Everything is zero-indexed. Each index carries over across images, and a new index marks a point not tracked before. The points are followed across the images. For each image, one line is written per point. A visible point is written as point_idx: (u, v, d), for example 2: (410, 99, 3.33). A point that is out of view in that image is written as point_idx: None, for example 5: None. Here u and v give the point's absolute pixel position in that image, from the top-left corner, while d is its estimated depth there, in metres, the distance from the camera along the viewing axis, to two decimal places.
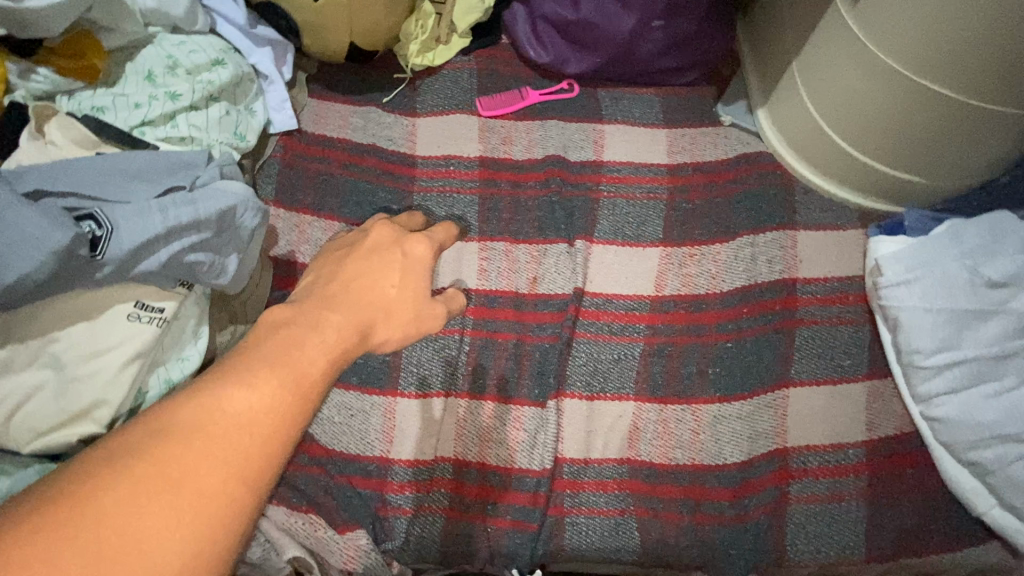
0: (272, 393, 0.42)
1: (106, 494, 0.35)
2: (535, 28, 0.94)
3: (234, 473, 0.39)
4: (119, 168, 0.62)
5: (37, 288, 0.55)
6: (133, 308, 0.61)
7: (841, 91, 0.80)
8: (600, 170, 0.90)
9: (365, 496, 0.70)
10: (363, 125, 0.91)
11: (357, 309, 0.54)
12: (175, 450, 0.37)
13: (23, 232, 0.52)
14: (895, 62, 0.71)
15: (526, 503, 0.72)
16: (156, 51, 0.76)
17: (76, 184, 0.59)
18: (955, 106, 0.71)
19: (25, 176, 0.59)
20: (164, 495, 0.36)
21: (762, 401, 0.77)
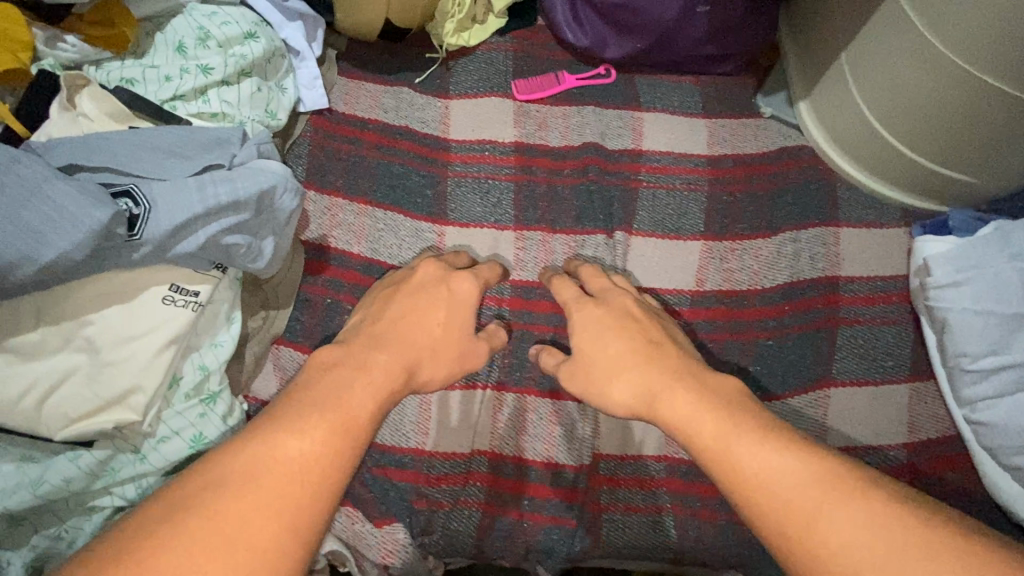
0: (319, 440, 0.49)
1: (169, 553, 0.41)
2: (574, 11, 0.91)
3: (282, 521, 0.44)
4: (154, 143, 0.59)
5: (72, 268, 0.52)
6: (168, 290, 0.58)
7: (891, 84, 0.78)
8: (638, 159, 0.88)
9: (401, 488, 0.69)
10: (395, 105, 0.88)
11: (407, 348, 0.62)
12: (227, 502, 0.44)
13: (58, 207, 0.49)
14: (952, 52, 0.69)
15: (564, 499, 0.71)
16: (187, 21, 0.72)
17: (110, 159, 0.57)
18: (1015, 102, 0.68)
19: (59, 148, 0.56)
20: (219, 539, 0.42)
21: (803, 401, 0.76)
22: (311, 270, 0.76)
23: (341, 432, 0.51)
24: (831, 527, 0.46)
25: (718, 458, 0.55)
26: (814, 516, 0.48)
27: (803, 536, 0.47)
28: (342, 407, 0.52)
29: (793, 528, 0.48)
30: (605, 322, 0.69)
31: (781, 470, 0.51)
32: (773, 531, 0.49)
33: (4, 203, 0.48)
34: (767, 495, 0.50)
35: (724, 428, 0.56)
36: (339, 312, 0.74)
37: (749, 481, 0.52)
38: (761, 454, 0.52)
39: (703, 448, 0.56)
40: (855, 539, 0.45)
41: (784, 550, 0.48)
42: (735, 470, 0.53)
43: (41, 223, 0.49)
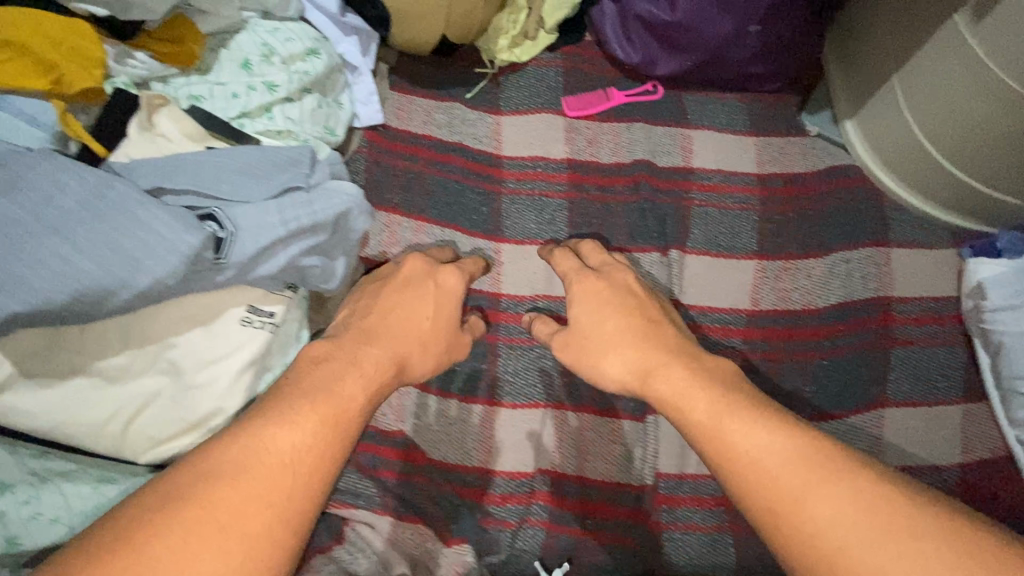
0: (312, 431, 0.49)
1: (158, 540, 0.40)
2: (625, 27, 0.91)
3: (275, 508, 0.45)
4: (232, 164, 0.59)
5: (160, 295, 0.52)
6: (245, 312, 0.58)
7: (942, 102, 0.79)
8: (690, 177, 0.88)
9: (468, 507, 0.70)
10: (448, 122, 0.88)
11: (399, 344, 0.62)
12: (222, 492, 0.43)
13: (153, 233, 0.49)
14: (1011, 75, 0.69)
15: (626, 518, 0.72)
16: (250, 37, 0.72)
17: (193, 181, 0.57)
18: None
19: (142, 169, 0.56)
20: (209, 530, 0.41)
21: (857, 420, 0.77)
22: None
23: (332, 424, 0.51)
24: (822, 506, 0.46)
25: (713, 438, 0.53)
26: (803, 496, 0.47)
27: (786, 512, 0.47)
28: (333, 394, 0.53)
29: (784, 506, 0.47)
30: (605, 299, 0.69)
31: (772, 449, 0.50)
32: (761, 507, 0.48)
33: (100, 230, 0.48)
34: (758, 472, 0.49)
35: (719, 408, 0.55)
36: None
37: (740, 458, 0.51)
38: (753, 432, 0.51)
39: (698, 426, 0.55)
40: (845, 517, 0.45)
41: (773, 527, 0.47)
42: (726, 447, 0.52)
43: (139, 251, 0.49)
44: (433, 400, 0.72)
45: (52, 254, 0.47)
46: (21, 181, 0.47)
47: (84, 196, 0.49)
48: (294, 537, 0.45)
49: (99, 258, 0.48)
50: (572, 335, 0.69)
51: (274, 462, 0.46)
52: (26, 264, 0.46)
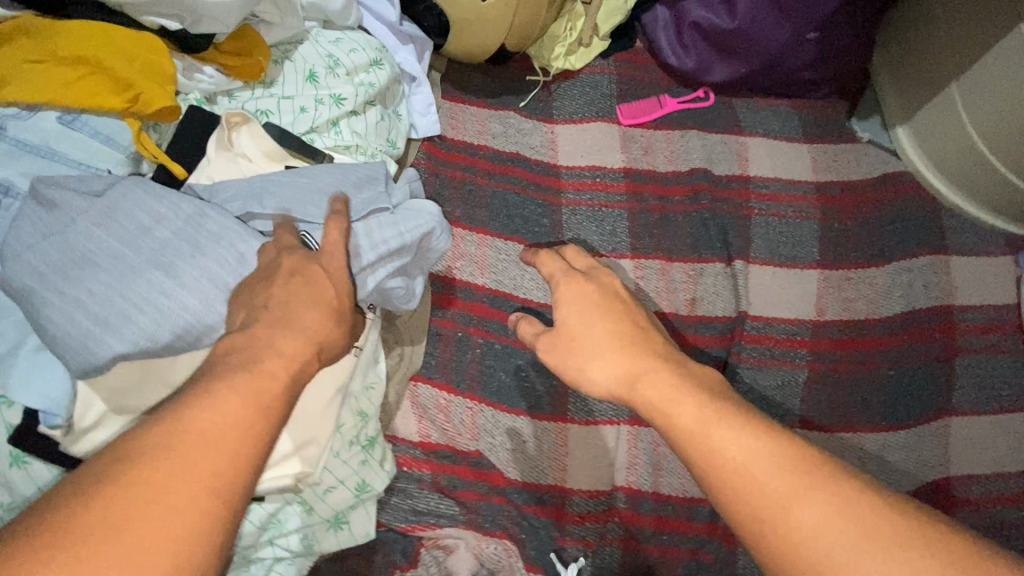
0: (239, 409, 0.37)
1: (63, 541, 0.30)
2: (680, 34, 0.90)
3: (206, 489, 0.33)
4: (316, 185, 0.57)
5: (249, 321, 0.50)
6: None
7: (1002, 103, 0.79)
8: (748, 186, 0.88)
9: (544, 524, 0.69)
10: (503, 131, 0.86)
11: (319, 338, 0.44)
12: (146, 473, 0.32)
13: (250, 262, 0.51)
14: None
15: (702, 533, 0.71)
16: (314, 48, 0.70)
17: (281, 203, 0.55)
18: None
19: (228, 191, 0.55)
20: (128, 524, 0.31)
21: (926, 430, 0.77)
22: (441, 305, 0.75)
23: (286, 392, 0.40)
24: (813, 516, 0.37)
25: (695, 443, 0.42)
26: (793, 504, 0.37)
27: (770, 520, 0.37)
28: (254, 375, 0.39)
29: (771, 516, 0.37)
30: (593, 313, 0.54)
31: (757, 453, 0.40)
32: (744, 517, 0.38)
33: (194, 260, 0.50)
34: (743, 481, 0.39)
35: (709, 413, 0.43)
36: (471, 348, 0.73)
37: (721, 460, 0.40)
38: (735, 431, 0.41)
39: (686, 438, 0.43)
40: (837, 526, 0.36)
41: (756, 539, 0.38)
42: (710, 452, 0.41)
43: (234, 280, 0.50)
44: (506, 418, 0.71)
45: (149, 284, 0.48)
46: (118, 211, 0.50)
47: (179, 225, 0.51)
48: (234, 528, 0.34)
49: (191, 287, 0.49)
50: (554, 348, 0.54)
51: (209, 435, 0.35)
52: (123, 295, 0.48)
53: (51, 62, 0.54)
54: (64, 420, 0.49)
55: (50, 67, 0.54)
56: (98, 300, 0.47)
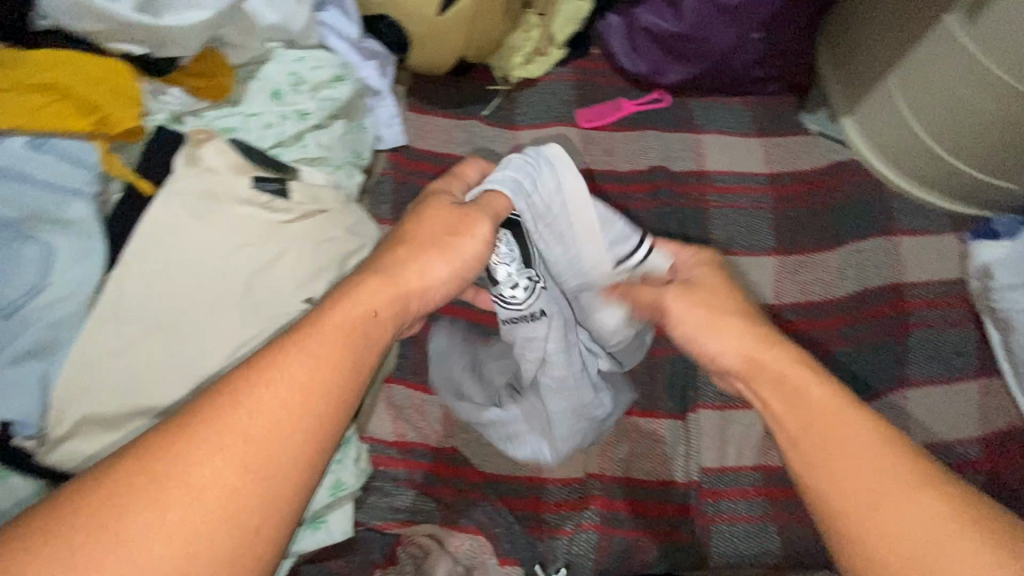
0: (300, 380, 0.43)
1: (118, 491, 0.37)
2: (633, 40, 0.95)
3: (245, 457, 0.39)
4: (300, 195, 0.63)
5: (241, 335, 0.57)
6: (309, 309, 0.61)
7: (940, 98, 0.83)
8: (704, 180, 0.92)
9: (521, 516, 0.70)
10: (468, 139, 0.90)
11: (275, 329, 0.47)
12: (176, 448, 0.39)
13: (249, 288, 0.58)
14: (1014, 77, 0.74)
15: (675, 514, 0.74)
16: (278, 67, 0.72)
17: (256, 227, 0.60)
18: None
19: (210, 214, 0.59)
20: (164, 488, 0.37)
21: (883, 403, 0.81)
22: None
23: (334, 354, 0.46)
24: (908, 513, 0.40)
25: (816, 445, 0.46)
26: (893, 506, 0.41)
27: (869, 507, 0.41)
28: None
29: (860, 512, 0.42)
30: (707, 295, 0.58)
31: (871, 459, 0.43)
32: (843, 513, 0.42)
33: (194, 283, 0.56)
34: (843, 469, 0.44)
35: (806, 402, 0.48)
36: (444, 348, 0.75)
37: (833, 455, 0.45)
38: (859, 429, 0.45)
39: (798, 452, 0.47)
40: (919, 522, 0.40)
41: (845, 526, 0.42)
42: (823, 447, 0.45)
43: (256, 302, 0.58)
44: None
45: (168, 310, 0.55)
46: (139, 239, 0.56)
47: (185, 254, 0.57)
48: (269, 489, 0.40)
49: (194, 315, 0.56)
50: (687, 294, 0.59)
51: (244, 413, 0.41)
52: (153, 316, 0.55)
53: (18, 90, 0.56)
54: (37, 430, 0.52)
55: (18, 96, 0.56)
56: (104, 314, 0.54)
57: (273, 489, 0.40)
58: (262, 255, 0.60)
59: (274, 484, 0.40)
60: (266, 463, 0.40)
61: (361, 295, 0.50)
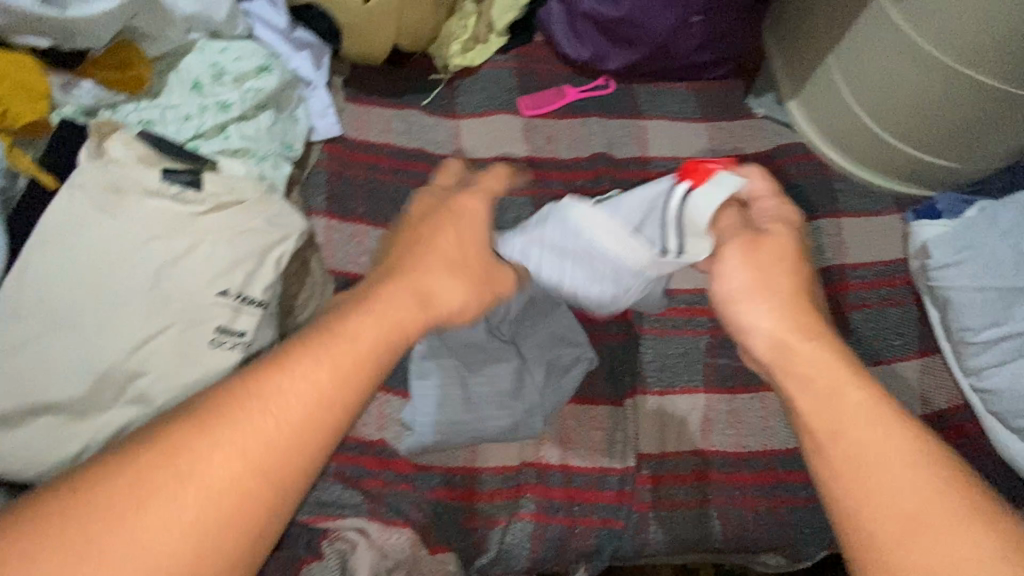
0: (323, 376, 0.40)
1: (111, 483, 0.34)
2: (573, 26, 0.94)
3: (253, 459, 0.36)
4: (234, 191, 0.63)
5: (158, 327, 0.56)
6: (234, 299, 0.61)
7: (878, 79, 0.84)
8: (647, 167, 0.92)
9: (453, 508, 0.69)
10: (407, 129, 0.89)
11: None
12: (187, 441, 0.36)
13: (163, 283, 0.58)
14: (950, 56, 0.75)
15: (613, 501, 0.73)
16: (199, 58, 0.72)
17: (167, 219, 0.59)
18: (1002, 95, 0.76)
19: (117, 207, 0.58)
20: (167, 484, 0.34)
21: None
22: None
23: (369, 364, 0.42)
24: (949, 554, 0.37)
25: (848, 459, 0.43)
26: (937, 529, 0.38)
27: (904, 543, 0.38)
28: None
29: (897, 532, 0.39)
30: (769, 261, 0.56)
31: (910, 481, 0.40)
32: (877, 534, 0.39)
33: (103, 276, 0.56)
34: (875, 495, 0.41)
35: (839, 405, 0.45)
36: None
37: (868, 471, 0.42)
38: (898, 445, 0.42)
39: (825, 459, 0.44)
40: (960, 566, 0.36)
41: (877, 545, 0.39)
42: (858, 466, 0.42)
43: (165, 295, 0.58)
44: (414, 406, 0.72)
45: (74, 305, 0.55)
46: (53, 234, 0.56)
47: (94, 247, 0.56)
48: (275, 496, 0.37)
49: (101, 310, 0.55)
50: (752, 255, 0.57)
51: (272, 416, 0.38)
52: (63, 310, 0.54)
53: None
54: None
55: None
56: (11, 309, 0.54)
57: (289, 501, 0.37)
58: (173, 247, 0.59)
59: (284, 489, 0.37)
60: (287, 472, 0.37)
61: (393, 301, 0.47)
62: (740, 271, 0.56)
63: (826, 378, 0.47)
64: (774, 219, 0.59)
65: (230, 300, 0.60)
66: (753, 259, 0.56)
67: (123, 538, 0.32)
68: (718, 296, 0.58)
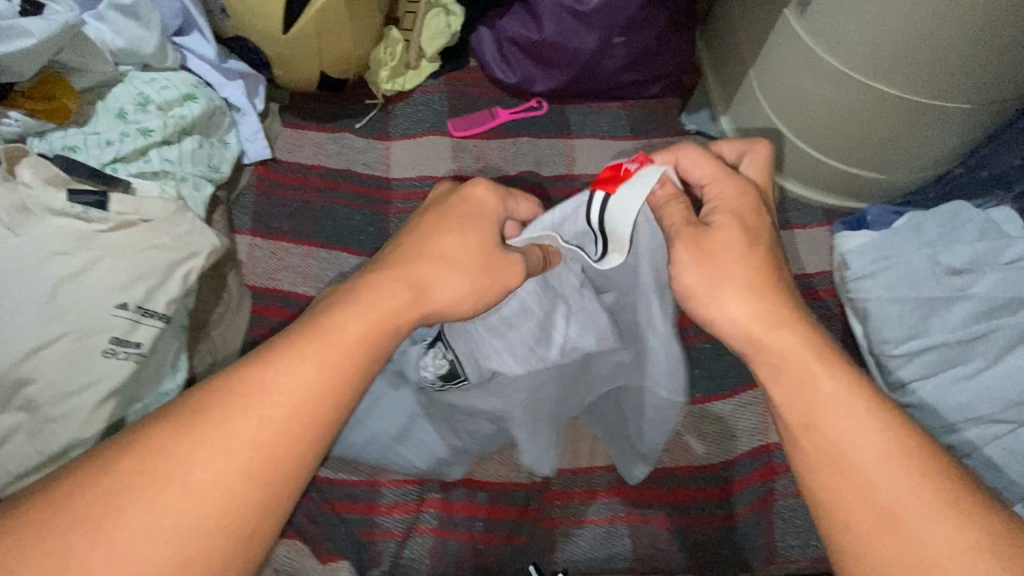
0: (312, 380, 0.43)
1: (106, 484, 0.37)
2: (502, 50, 0.97)
3: (242, 462, 0.40)
4: (147, 213, 0.68)
5: (53, 338, 0.60)
6: (133, 311, 0.64)
7: (796, 94, 0.84)
8: (573, 184, 0.94)
9: (350, 521, 0.70)
10: (338, 150, 0.92)
11: None
12: (172, 445, 0.39)
13: (63, 298, 0.61)
14: (855, 68, 0.75)
15: (516, 517, 0.73)
16: (127, 88, 0.76)
17: (70, 236, 0.63)
18: (915, 103, 0.75)
19: (24, 225, 0.61)
20: (156, 486, 0.38)
21: (740, 400, 0.81)
22: (259, 314, 0.79)
23: (349, 364, 0.45)
24: (931, 535, 0.40)
25: (829, 454, 0.45)
26: (913, 520, 0.41)
27: (901, 529, 0.41)
28: None
29: (876, 528, 0.41)
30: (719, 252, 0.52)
31: (889, 468, 0.43)
32: (855, 529, 0.42)
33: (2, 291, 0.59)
34: (862, 485, 0.43)
35: (812, 396, 0.47)
36: None
37: (847, 470, 0.44)
38: (870, 431, 0.44)
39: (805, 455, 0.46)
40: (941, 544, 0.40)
41: (854, 542, 0.42)
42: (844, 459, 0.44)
43: (62, 307, 0.61)
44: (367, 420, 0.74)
45: None
46: None
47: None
48: (269, 495, 0.40)
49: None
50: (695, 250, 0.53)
51: (254, 418, 0.41)
52: None
53: None
54: None
55: None
56: None
57: (274, 498, 0.40)
58: (73, 263, 0.62)
59: (276, 491, 0.41)
60: (270, 471, 0.40)
61: (382, 296, 0.49)
62: (687, 270, 0.53)
63: (793, 367, 0.48)
64: (723, 210, 0.55)
65: (130, 312, 0.63)
66: (700, 257, 0.53)
67: (119, 535, 0.36)
68: (680, 294, 0.54)
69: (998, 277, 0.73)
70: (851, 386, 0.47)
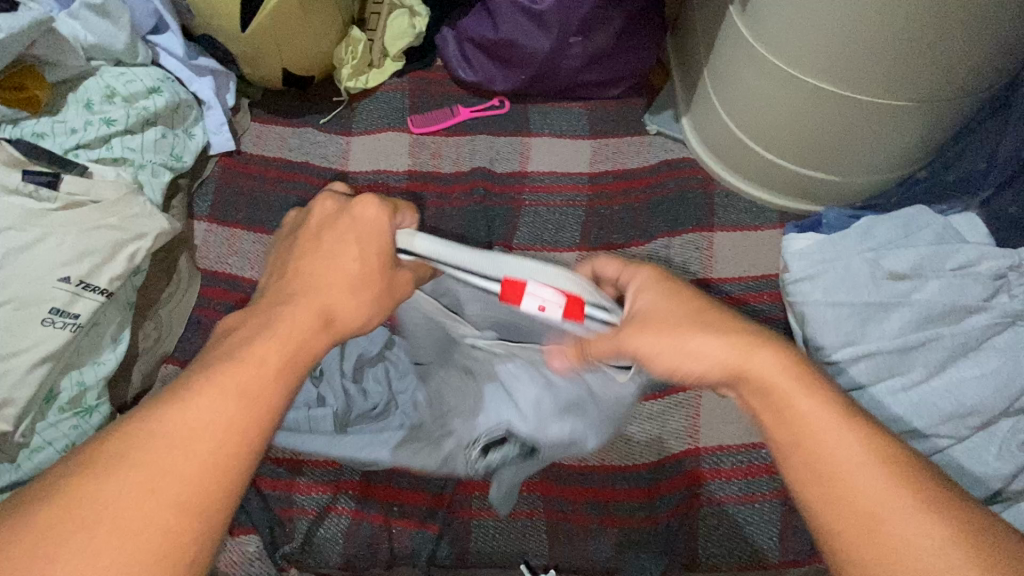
0: (232, 409, 0.41)
1: (23, 537, 0.34)
2: (463, 49, 0.98)
3: (173, 496, 0.37)
4: (98, 196, 0.73)
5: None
6: (74, 285, 0.68)
7: (746, 95, 0.82)
8: (524, 180, 0.95)
9: (271, 497, 0.72)
10: (300, 144, 0.96)
11: None
12: (95, 485, 0.36)
13: (10, 271, 0.66)
14: (795, 68, 0.73)
15: (431, 505, 0.73)
16: (96, 81, 0.81)
17: (22, 212, 0.68)
18: (860, 105, 0.73)
19: None
20: (81, 532, 0.35)
21: (674, 401, 0.78)
22: (208, 295, 0.84)
23: (264, 386, 0.43)
24: (908, 533, 0.37)
25: (806, 455, 0.40)
26: (879, 527, 0.37)
27: (883, 532, 0.37)
28: None
29: (855, 533, 0.38)
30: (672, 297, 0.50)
31: (867, 466, 0.39)
32: (833, 532, 0.38)
33: None
34: (832, 481, 0.39)
35: (784, 396, 0.42)
36: None
37: (815, 466, 0.40)
38: (845, 431, 0.40)
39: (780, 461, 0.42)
40: (920, 542, 0.36)
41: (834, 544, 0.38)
42: (813, 462, 0.40)
43: (6, 277, 0.66)
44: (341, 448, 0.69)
45: None
46: None
47: None
48: (210, 525, 0.38)
49: None
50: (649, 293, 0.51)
51: (178, 450, 0.38)
52: None
53: None
54: None
55: None
56: None
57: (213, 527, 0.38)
58: (20, 237, 0.67)
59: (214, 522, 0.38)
60: (205, 500, 0.38)
61: (287, 324, 0.46)
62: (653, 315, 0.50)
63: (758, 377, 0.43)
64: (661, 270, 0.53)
65: (71, 286, 0.68)
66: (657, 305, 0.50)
67: None
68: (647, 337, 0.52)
69: (941, 284, 0.71)
70: (794, 379, 0.42)
